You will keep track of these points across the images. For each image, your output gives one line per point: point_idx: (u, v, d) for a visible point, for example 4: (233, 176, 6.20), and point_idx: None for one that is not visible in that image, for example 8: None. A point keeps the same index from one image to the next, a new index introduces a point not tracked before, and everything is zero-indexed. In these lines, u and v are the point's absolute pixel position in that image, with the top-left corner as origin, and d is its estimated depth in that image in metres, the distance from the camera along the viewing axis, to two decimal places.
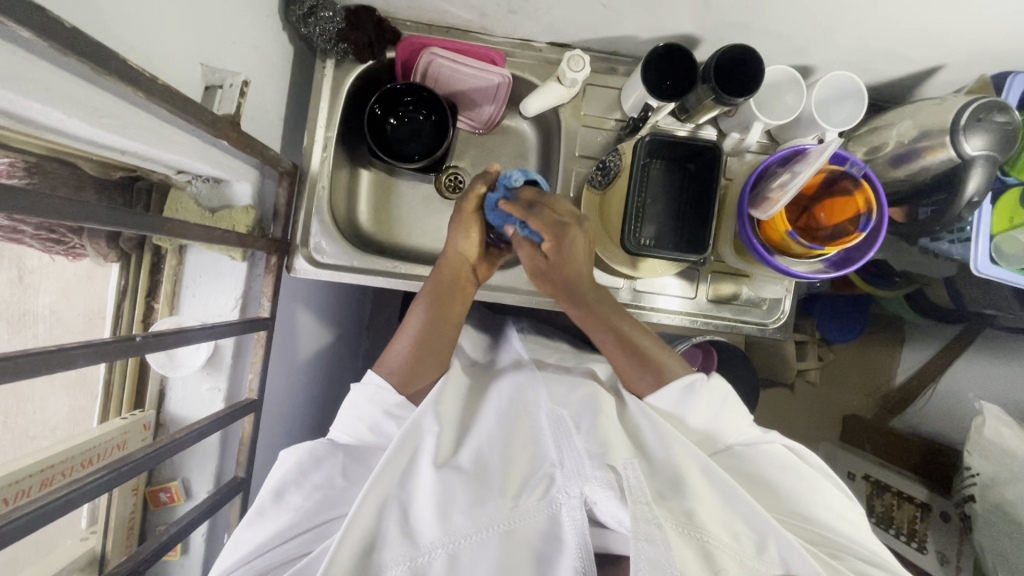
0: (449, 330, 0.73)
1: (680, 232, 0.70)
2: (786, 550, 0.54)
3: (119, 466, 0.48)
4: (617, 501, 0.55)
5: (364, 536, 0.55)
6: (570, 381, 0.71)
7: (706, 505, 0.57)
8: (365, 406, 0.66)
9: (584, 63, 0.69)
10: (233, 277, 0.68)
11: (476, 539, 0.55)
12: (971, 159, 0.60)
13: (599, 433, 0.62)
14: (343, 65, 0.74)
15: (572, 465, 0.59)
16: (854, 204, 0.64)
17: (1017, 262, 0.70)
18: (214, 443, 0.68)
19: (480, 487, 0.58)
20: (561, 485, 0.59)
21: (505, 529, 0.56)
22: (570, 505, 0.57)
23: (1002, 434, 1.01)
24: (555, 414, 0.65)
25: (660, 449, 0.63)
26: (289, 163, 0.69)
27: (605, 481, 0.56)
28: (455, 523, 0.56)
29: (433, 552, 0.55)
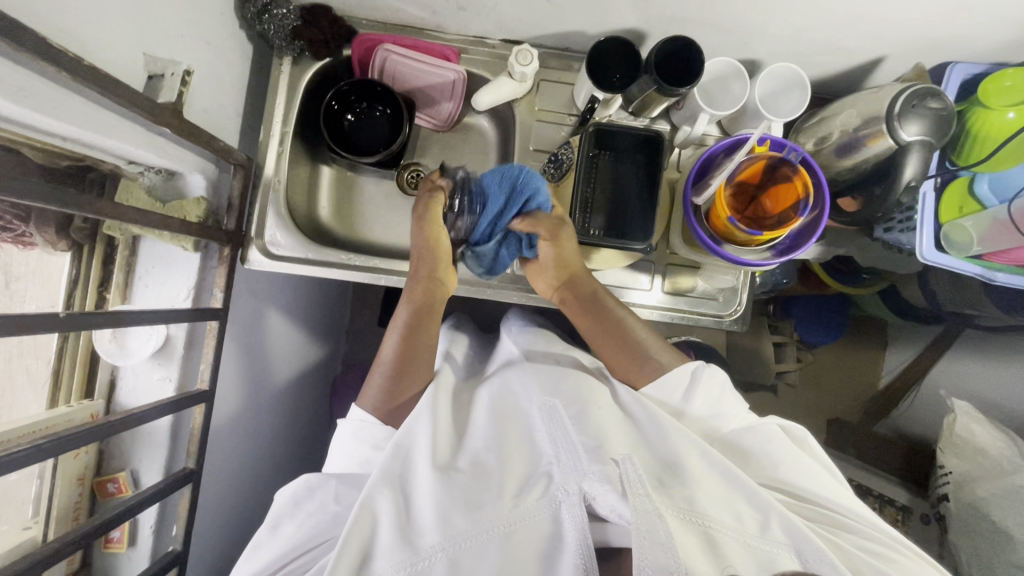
0: (428, 358, 0.72)
1: (630, 221, 0.71)
2: (790, 531, 0.55)
3: (40, 443, 0.50)
4: (617, 494, 0.55)
5: (361, 544, 0.56)
6: (559, 371, 0.71)
7: (706, 489, 0.58)
8: (354, 444, 0.67)
9: (532, 57, 0.71)
10: (187, 268, 0.70)
11: (477, 542, 0.56)
12: (908, 145, 0.61)
13: (592, 425, 0.62)
14: (300, 62, 0.76)
15: (569, 460, 0.60)
16: (794, 190, 0.64)
17: (963, 249, 0.70)
18: (165, 432, 0.69)
19: (478, 488, 0.60)
20: (561, 482, 0.59)
21: (507, 529, 0.57)
22: (570, 502, 0.58)
23: (972, 431, 1.00)
24: (548, 411, 0.65)
25: (658, 437, 0.62)
26: (242, 155, 0.71)
27: (604, 474, 0.56)
28: (453, 526, 0.56)
29: (433, 556, 0.55)
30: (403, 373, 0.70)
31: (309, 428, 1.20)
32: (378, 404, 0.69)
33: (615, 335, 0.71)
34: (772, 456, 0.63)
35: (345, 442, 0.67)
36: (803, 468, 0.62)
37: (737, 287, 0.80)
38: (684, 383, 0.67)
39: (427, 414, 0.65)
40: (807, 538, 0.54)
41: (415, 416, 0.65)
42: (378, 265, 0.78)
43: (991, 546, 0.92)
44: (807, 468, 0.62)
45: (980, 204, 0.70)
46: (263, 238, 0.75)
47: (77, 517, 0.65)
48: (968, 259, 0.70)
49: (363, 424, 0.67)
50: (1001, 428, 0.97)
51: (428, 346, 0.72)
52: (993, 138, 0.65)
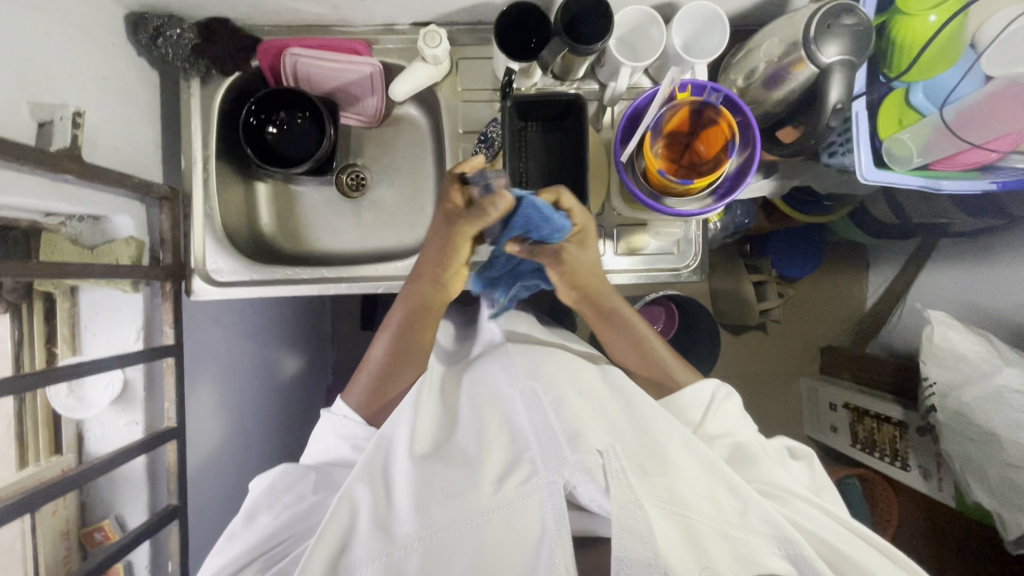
0: (417, 358, 0.74)
1: (566, 190, 0.69)
2: (768, 520, 0.55)
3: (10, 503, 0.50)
4: (597, 486, 0.55)
5: (338, 535, 0.57)
6: (538, 357, 0.72)
7: (689, 476, 0.58)
8: (333, 439, 0.72)
9: (440, 38, 0.68)
10: (131, 309, 0.69)
11: (450, 531, 0.56)
12: (828, 67, 0.59)
13: (572, 413, 0.62)
14: (209, 82, 0.74)
15: (549, 446, 0.60)
16: (721, 132, 0.63)
17: (905, 163, 0.71)
18: (142, 474, 0.69)
19: (458, 478, 0.60)
20: (539, 465, 0.59)
21: (484, 519, 0.57)
22: (550, 487, 0.57)
23: (950, 338, 0.99)
24: (531, 399, 0.66)
25: (642, 420, 0.63)
26: (165, 187, 0.69)
27: (583, 465, 0.55)
28: (431, 516, 0.57)
29: (409, 545, 0.56)
30: (390, 375, 0.73)
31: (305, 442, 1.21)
32: (361, 403, 0.73)
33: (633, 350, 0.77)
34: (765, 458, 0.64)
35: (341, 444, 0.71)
36: (781, 471, 0.64)
37: (690, 237, 0.79)
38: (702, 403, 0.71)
39: (410, 409, 0.68)
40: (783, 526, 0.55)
41: (398, 415, 0.68)
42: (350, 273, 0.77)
43: (980, 448, 0.93)
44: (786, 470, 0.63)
45: (918, 113, 0.68)
46: (204, 266, 0.74)
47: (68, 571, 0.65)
48: (913, 172, 0.69)
49: (347, 421, 0.72)
50: (978, 332, 0.98)
51: (420, 352, 0.75)
52: (913, 44, 0.65)
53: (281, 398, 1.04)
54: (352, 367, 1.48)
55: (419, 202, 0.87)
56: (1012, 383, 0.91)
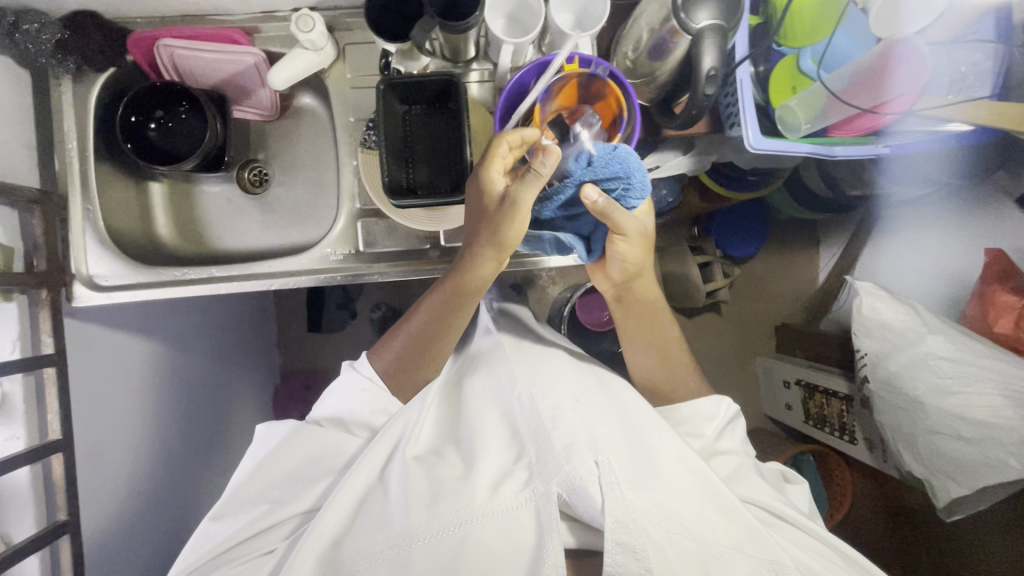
0: (439, 347, 0.73)
1: (451, 174, 0.67)
2: (753, 539, 0.59)
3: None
4: (595, 497, 0.58)
5: (336, 528, 0.60)
6: (537, 366, 0.75)
7: (679, 488, 0.62)
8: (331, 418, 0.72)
9: (314, 21, 0.66)
10: (4, 319, 0.65)
11: (441, 526, 0.59)
12: (699, 32, 0.57)
13: (575, 426, 0.65)
14: (82, 79, 0.70)
15: (548, 455, 0.63)
16: (610, 105, 0.65)
17: (797, 131, 0.69)
18: (28, 491, 0.66)
19: (455, 477, 0.63)
20: (536, 472, 0.62)
21: (482, 519, 0.59)
22: (547, 493, 0.60)
23: (876, 309, 0.98)
24: (532, 408, 0.69)
25: (642, 431, 0.66)
26: (34, 190, 0.66)
27: (579, 475, 0.59)
28: (431, 514, 0.59)
29: (401, 543, 0.58)
30: (415, 355, 0.72)
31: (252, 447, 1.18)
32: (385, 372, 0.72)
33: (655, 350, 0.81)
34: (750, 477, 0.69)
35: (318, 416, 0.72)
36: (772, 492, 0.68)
37: None
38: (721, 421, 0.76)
39: (419, 406, 0.70)
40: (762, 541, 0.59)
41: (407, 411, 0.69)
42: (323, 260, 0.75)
43: (908, 416, 0.93)
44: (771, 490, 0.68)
45: (807, 78, 0.69)
46: (87, 271, 0.71)
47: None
48: (805, 140, 0.68)
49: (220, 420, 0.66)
50: (903, 301, 0.97)
51: (445, 341, 0.72)
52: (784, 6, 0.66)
53: (216, 405, 1.01)
54: (300, 369, 1.45)
55: (324, 195, 0.84)
56: (936, 350, 0.91)
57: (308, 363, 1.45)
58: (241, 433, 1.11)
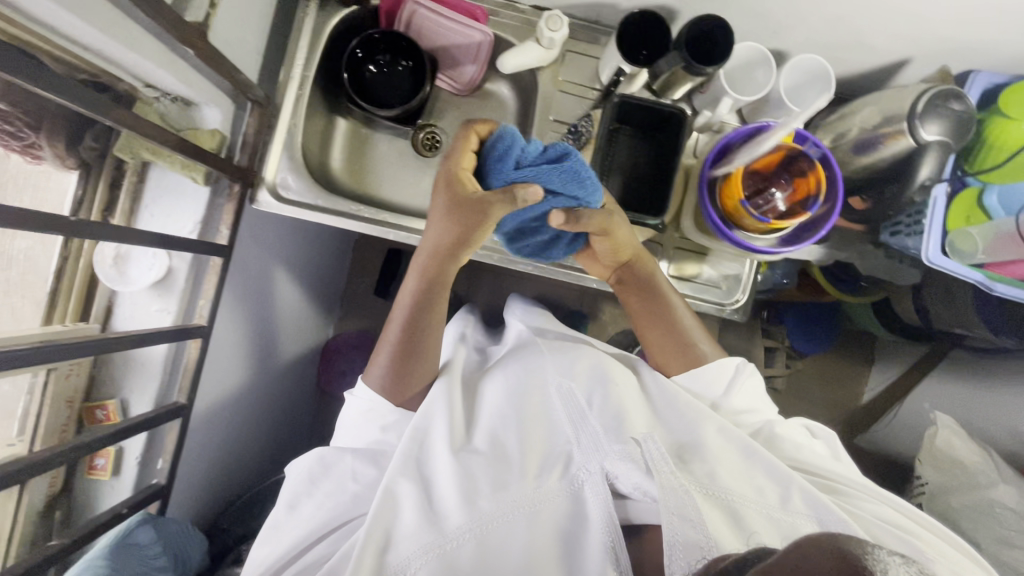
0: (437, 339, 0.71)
1: (643, 199, 0.71)
2: (813, 503, 0.57)
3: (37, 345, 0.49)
4: (640, 471, 0.58)
5: (386, 528, 0.59)
6: (571, 352, 0.71)
7: (727, 463, 0.60)
8: (363, 425, 0.68)
9: (562, 24, 0.70)
10: (194, 201, 0.69)
11: (504, 524, 0.60)
12: (926, 144, 0.61)
13: (614, 401, 0.65)
14: (326, 7, 0.75)
15: (588, 442, 0.63)
16: (806, 185, 0.64)
17: (968, 258, 0.71)
18: (158, 365, 0.68)
19: (499, 471, 0.63)
20: (580, 459, 0.63)
21: (532, 507, 0.61)
22: (592, 481, 0.61)
23: (952, 444, 1.00)
24: (565, 393, 0.67)
25: (675, 419, 0.66)
26: (260, 93, 0.70)
27: (626, 453, 0.60)
28: (481, 507, 0.60)
29: (461, 536, 0.59)
30: (411, 355, 0.69)
31: (296, 393, 1.18)
32: (385, 388, 0.68)
33: (665, 321, 0.74)
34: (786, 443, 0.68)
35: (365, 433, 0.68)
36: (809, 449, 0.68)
37: (743, 276, 0.80)
38: (726, 377, 0.72)
39: (444, 400, 0.66)
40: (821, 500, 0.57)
41: (432, 401, 0.67)
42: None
43: None
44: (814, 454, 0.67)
45: (987, 214, 0.71)
46: (273, 179, 0.73)
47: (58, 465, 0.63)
48: (974, 267, 0.70)
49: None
50: (980, 443, 0.99)
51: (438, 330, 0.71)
52: (992, 142, 0.68)
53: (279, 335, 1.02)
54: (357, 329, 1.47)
55: None
56: (1004, 499, 0.91)
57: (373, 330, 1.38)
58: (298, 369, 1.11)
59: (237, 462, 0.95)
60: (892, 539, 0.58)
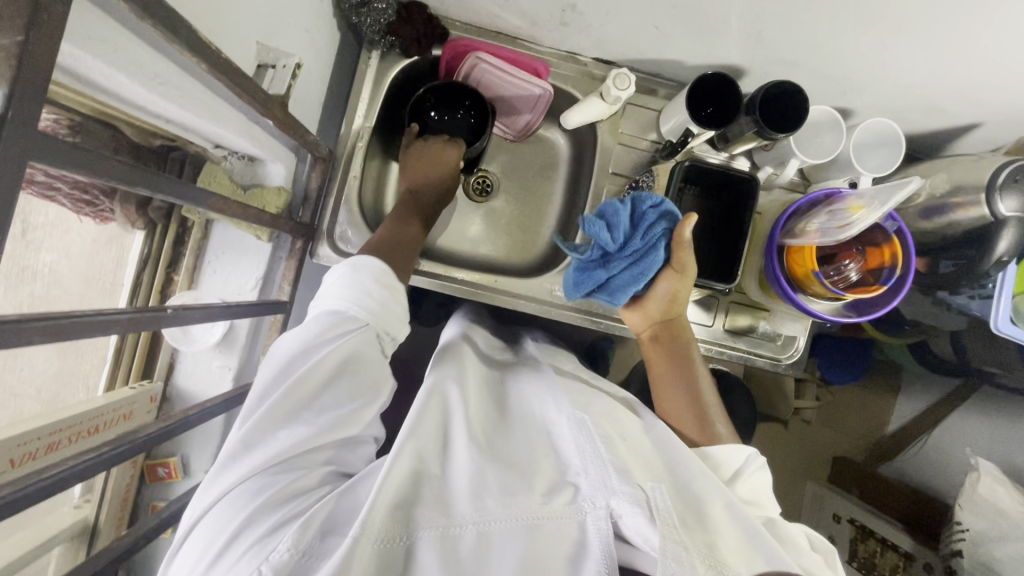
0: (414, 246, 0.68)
1: (706, 258, 0.71)
2: None
3: (105, 451, 0.42)
4: (645, 519, 0.47)
5: (392, 499, 0.48)
6: (586, 393, 0.64)
7: (730, 541, 0.50)
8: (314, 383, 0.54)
9: (630, 82, 0.69)
10: (256, 257, 0.68)
11: (503, 530, 0.49)
12: (1005, 220, 0.61)
13: (624, 448, 0.54)
14: (388, 58, 0.74)
15: (597, 476, 0.52)
16: (880, 256, 0.64)
17: None
18: (218, 423, 0.68)
19: (510, 478, 0.52)
20: (586, 487, 0.52)
21: (534, 521, 0.49)
22: (595, 517, 0.49)
23: (995, 491, 1.00)
24: (577, 421, 0.58)
25: (685, 473, 0.55)
26: (324, 148, 0.69)
27: (632, 495, 0.48)
28: (484, 506, 0.49)
29: (464, 527, 0.48)
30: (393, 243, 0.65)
31: None
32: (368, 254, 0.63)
33: (685, 390, 0.67)
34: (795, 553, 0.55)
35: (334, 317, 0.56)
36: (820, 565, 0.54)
37: (798, 333, 0.79)
38: (737, 458, 0.61)
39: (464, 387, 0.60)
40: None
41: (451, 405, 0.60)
42: (506, 287, 0.78)
43: None
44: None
45: None
46: (332, 232, 0.73)
47: (122, 518, 0.65)
48: None
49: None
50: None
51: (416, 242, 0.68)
52: None
53: None
54: None
55: (539, 222, 0.87)
56: None
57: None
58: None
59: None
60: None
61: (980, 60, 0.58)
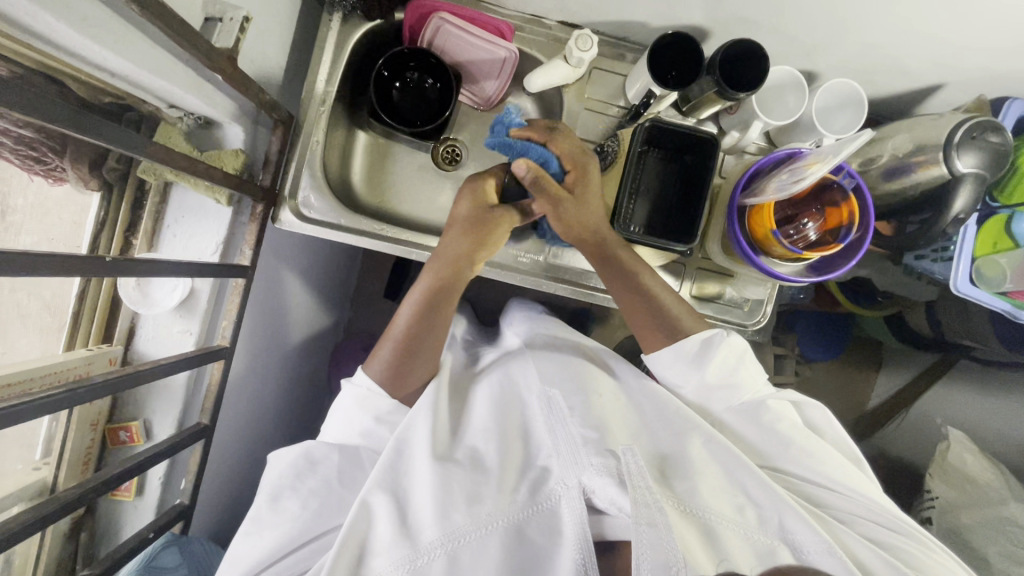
0: (433, 350, 0.69)
1: (671, 221, 0.72)
2: (786, 525, 0.56)
3: (37, 398, 0.44)
4: (617, 486, 0.55)
5: (356, 545, 0.54)
6: (561, 359, 0.70)
7: (707, 481, 0.59)
8: (357, 412, 0.65)
9: (592, 44, 0.69)
10: (217, 220, 0.67)
11: (477, 540, 0.55)
12: (961, 176, 0.61)
13: (595, 415, 0.62)
14: (350, 21, 0.73)
15: (568, 454, 0.60)
16: (838, 216, 0.64)
17: (996, 285, 0.71)
18: (180, 387, 0.67)
19: (477, 483, 0.59)
20: (559, 470, 0.59)
21: (506, 522, 0.57)
22: (569, 495, 0.57)
23: (964, 459, 1.01)
24: (547, 400, 0.65)
25: (657, 429, 0.64)
26: (284, 111, 0.68)
27: (604, 467, 0.56)
28: (452, 523, 0.55)
29: (432, 553, 0.54)
30: (411, 353, 0.67)
31: (315, 405, 1.16)
32: (385, 379, 0.66)
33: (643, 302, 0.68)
34: (779, 442, 0.64)
35: (358, 422, 0.65)
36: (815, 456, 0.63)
37: (764, 299, 0.79)
38: (700, 349, 0.65)
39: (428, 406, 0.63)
40: (808, 525, 0.55)
41: (415, 409, 0.63)
42: None
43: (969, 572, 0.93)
44: (815, 452, 0.63)
45: (1014, 241, 0.69)
46: (295, 198, 0.73)
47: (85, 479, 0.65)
48: (1000, 295, 0.70)
49: (358, 406, 0.66)
50: (993, 460, 0.98)
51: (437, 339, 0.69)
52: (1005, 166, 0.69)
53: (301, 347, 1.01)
54: None
55: None
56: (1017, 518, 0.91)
57: (359, 326, 1.27)
58: (310, 380, 1.10)
59: (252, 477, 0.94)
60: (877, 564, 0.56)
61: (936, 18, 0.58)
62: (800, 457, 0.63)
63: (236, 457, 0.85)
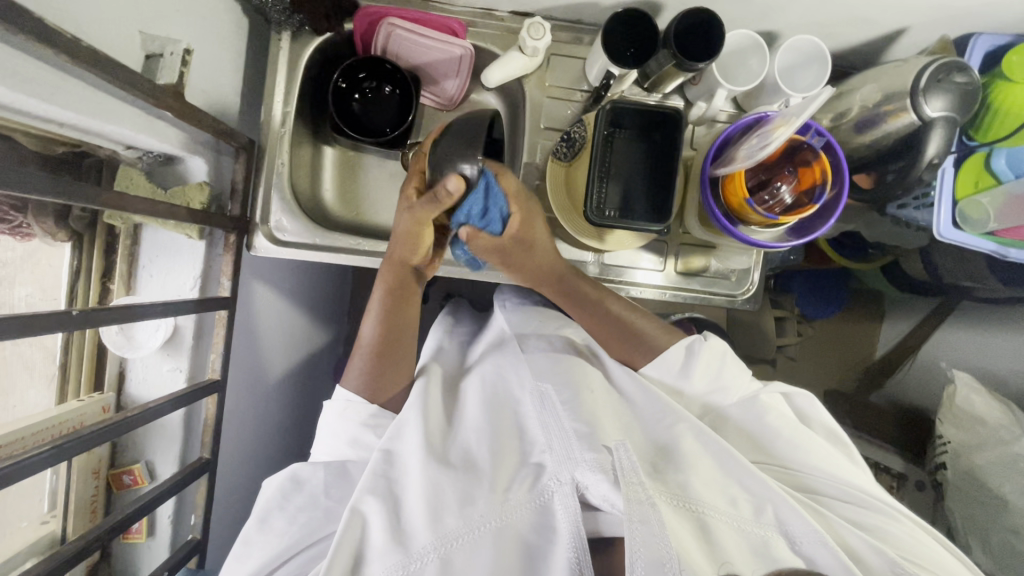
0: (406, 343, 0.70)
1: (646, 200, 0.70)
2: (782, 515, 0.56)
3: (32, 455, 0.44)
4: (610, 483, 0.54)
5: (352, 551, 0.55)
6: (554, 356, 0.69)
7: (700, 471, 0.58)
8: (339, 423, 0.66)
9: (544, 31, 0.68)
10: (191, 255, 0.67)
11: (469, 542, 0.56)
12: (931, 121, 0.60)
13: (585, 410, 0.61)
14: (299, 37, 0.72)
15: (561, 448, 0.59)
16: (811, 174, 0.63)
17: (980, 226, 0.70)
18: (177, 424, 0.68)
19: (471, 484, 0.59)
20: (551, 465, 0.59)
21: (497, 524, 0.56)
22: (562, 492, 0.57)
23: (971, 401, 1.00)
24: (538, 394, 0.64)
25: (651, 419, 0.65)
26: (244, 138, 0.68)
27: (597, 463, 0.55)
28: (444, 525, 0.56)
29: (426, 557, 0.54)
30: (387, 353, 0.68)
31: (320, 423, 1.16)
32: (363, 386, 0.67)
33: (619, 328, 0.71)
34: (771, 433, 0.64)
35: (343, 432, 0.66)
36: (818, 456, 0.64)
37: (750, 268, 0.79)
38: (680, 359, 0.69)
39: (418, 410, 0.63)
40: (805, 518, 0.54)
41: (404, 414, 0.63)
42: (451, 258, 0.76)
43: (988, 512, 0.92)
44: (803, 444, 0.63)
45: (996, 178, 0.68)
46: (268, 224, 0.73)
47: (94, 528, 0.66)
48: (985, 236, 0.69)
49: (348, 404, 0.66)
50: (1000, 398, 0.98)
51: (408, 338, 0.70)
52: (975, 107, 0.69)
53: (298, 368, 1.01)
54: None
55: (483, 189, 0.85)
56: None
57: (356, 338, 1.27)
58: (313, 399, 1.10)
59: None
60: (867, 552, 0.57)
61: None
62: (798, 442, 0.63)
63: (245, 484, 0.86)
